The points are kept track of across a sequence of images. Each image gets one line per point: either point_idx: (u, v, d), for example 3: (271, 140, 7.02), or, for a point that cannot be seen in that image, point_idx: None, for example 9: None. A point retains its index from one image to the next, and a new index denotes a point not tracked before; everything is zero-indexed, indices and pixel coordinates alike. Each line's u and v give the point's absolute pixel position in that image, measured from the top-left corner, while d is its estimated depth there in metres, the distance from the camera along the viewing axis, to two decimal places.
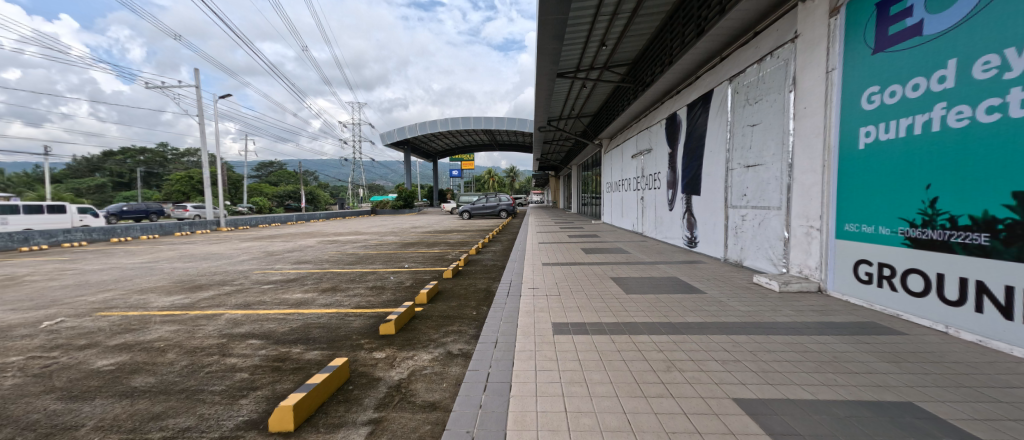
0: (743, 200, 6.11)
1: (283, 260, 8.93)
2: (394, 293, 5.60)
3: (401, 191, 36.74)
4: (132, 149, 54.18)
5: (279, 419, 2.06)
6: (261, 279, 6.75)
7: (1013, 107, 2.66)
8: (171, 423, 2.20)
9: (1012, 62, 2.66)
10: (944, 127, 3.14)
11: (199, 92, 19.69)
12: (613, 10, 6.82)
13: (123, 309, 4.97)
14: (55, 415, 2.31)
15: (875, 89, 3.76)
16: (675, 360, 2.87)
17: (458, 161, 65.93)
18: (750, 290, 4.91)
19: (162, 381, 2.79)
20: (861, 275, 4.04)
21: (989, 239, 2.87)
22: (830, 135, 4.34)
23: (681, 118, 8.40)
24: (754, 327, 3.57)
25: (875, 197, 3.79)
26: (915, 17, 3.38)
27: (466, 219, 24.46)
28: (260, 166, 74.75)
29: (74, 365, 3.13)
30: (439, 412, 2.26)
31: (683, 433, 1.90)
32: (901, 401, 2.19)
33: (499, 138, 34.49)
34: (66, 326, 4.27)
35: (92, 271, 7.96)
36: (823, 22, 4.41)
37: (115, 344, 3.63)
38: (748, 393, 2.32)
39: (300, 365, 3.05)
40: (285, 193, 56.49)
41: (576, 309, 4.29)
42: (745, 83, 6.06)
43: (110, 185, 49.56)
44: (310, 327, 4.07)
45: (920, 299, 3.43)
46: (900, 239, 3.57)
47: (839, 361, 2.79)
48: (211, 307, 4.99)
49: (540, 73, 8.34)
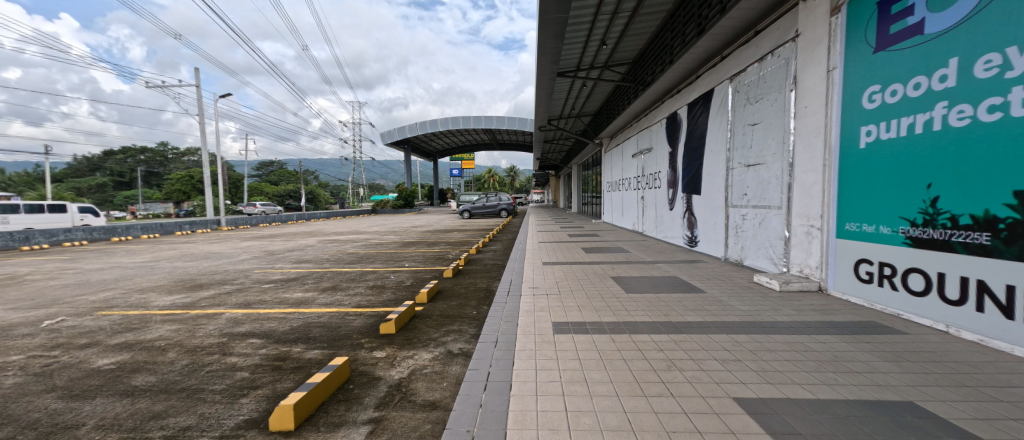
0: (743, 199, 6.11)
1: (283, 260, 8.92)
2: (394, 292, 5.60)
3: (401, 191, 36.77)
4: (132, 149, 54.11)
5: (280, 418, 2.06)
6: (262, 278, 6.74)
7: (1014, 107, 2.66)
8: (172, 422, 2.20)
9: (1014, 62, 2.65)
10: (945, 126, 3.13)
11: (199, 92, 19.67)
12: (613, 9, 6.81)
13: (123, 308, 4.97)
14: (55, 414, 2.31)
15: (875, 89, 3.76)
16: (675, 359, 2.86)
17: (458, 161, 66.30)
18: (751, 289, 4.92)
19: (163, 380, 2.79)
20: (861, 275, 4.04)
21: (989, 238, 2.87)
22: (830, 135, 4.34)
23: (682, 117, 8.39)
24: (755, 326, 3.56)
25: (875, 196, 3.78)
26: (916, 16, 3.38)
27: (467, 219, 24.53)
28: (261, 165, 74.71)
29: (74, 364, 3.13)
30: (439, 411, 2.27)
31: (683, 433, 1.89)
32: (901, 400, 2.19)
33: (499, 138, 34.79)
34: (67, 325, 4.27)
35: (92, 271, 7.94)
36: (823, 21, 4.41)
37: (116, 343, 3.63)
38: (749, 393, 2.31)
39: (301, 364, 3.05)
40: (285, 192, 56.74)
41: (576, 309, 4.29)
42: (745, 82, 6.05)
43: (110, 185, 49.53)
44: (310, 326, 4.06)
45: (920, 298, 3.43)
46: (900, 239, 3.57)
47: (840, 360, 2.79)
48: (211, 306, 4.98)
49: (541, 72, 8.32)
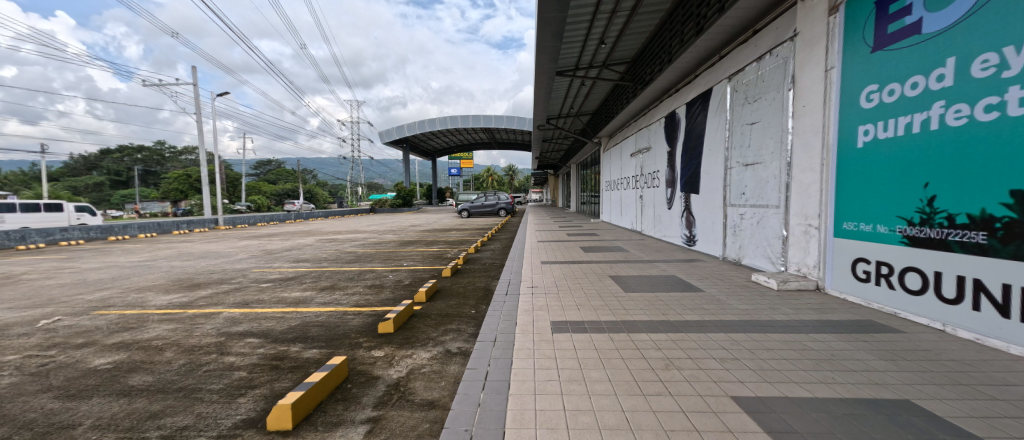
0: (742, 198, 6.11)
1: (281, 259, 8.89)
2: (393, 291, 5.59)
3: (401, 190, 36.76)
4: (129, 147, 53.87)
5: (278, 418, 2.06)
6: (260, 278, 6.72)
7: (1012, 106, 2.67)
8: (170, 422, 2.19)
9: (1012, 61, 2.66)
10: (943, 126, 3.14)
11: (196, 89, 19.49)
12: (613, 8, 6.80)
13: (121, 307, 4.95)
14: (51, 414, 2.30)
15: (874, 88, 3.75)
16: (673, 358, 2.87)
17: (459, 160, 66.50)
18: (749, 288, 4.93)
19: (160, 379, 2.78)
20: (859, 274, 4.04)
21: (986, 237, 2.88)
22: (829, 134, 4.34)
23: (681, 116, 8.39)
24: (753, 325, 3.57)
25: (874, 195, 3.78)
26: (914, 15, 3.38)
27: (467, 218, 24.62)
28: (259, 164, 74.42)
29: (70, 364, 3.11)
30: (437, 411, 2.26)
31: (681, 432, 1.90)
32: (898, 398, 2.20)
33: (499, 138, 35.01)
34: (63, 324, 4.25)
35: (89, 270, 7.90)
36: (823, 20, 4.40)
37: (112, 343, 3.61)
38: (747, 391, 2.32)
39: (299, 364, 3.05)
40: (285, 191, 56.79)
41: (575, 308, 4.29)
42: (744, 81, 6.04)
43: (106, 184, 49.25)
44: (309, 325, 4.06)
45: (918, 297, 3.44)
46: (898, 238, 3.58)
47: (837, 359, 2.80)
48: (209, 305, 4.97)
49: (540, 71, 8.30)
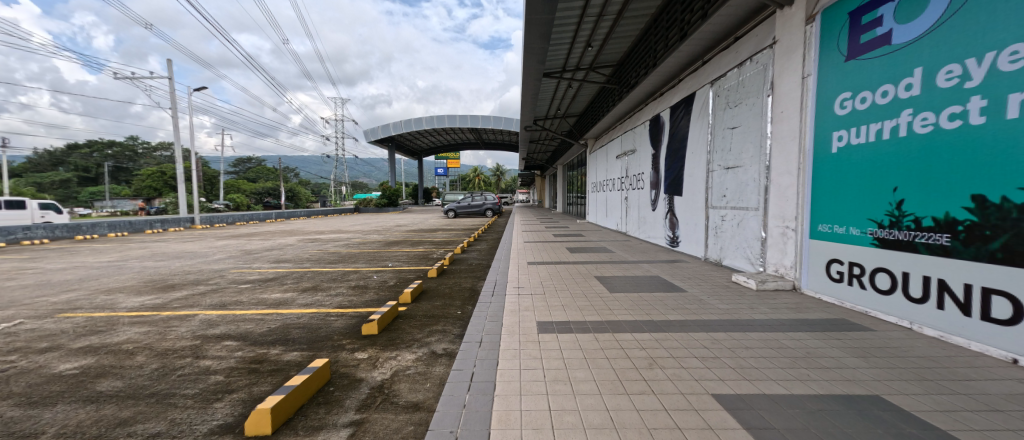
0: (723, 200, 6.25)
1: (261, 259, 8.66)
2: (377, 292, 5.50)
3: (386, 190, 36.18)
4: (98, 142, 51.61)
5: (256, 423, 2.00)
6: (238, 278, 6.53)
7: (974, 114, 2.82)
8: (140, 429, 2.11)
9: (974, 72, 2.82)
10: (910, 132, 3.28)
11: (172, 85, 18.76)
12: (599, 11, 6.86)
13: (88, 310, 4.73)
14: (11, 422, 2.19)
15: (847, 95, 3.91)
16: (656, 357, 2.93)
17: (445, 160, 66.50)
18: (729, 288, 5.05)
19: (131, 385, 2.68)
20: (833, 274, 4.20)
21: (950, 239, 3.02)
22: (805, 139, 4.49)
23: (665, 119, 8.54)
24: (733, 324, 3.66)
25: (846, 199, 3.94)
26: (885, 27, 3.53)
27: (453, 218, 24.46)
28: (236, 162, 72.19)
29: (32, 370, 2.95)
30: (422, 413, 2.24)
31: (664, 429, 1.93)
32: (869, 394, 2.29)
33: (487, 138, 35.19)
34: (26, 328, 4.03)
35: (54, 271, 7.51)
36: (800, 28, 4.55)
37: (79, 347, 3.45)
38: (727, 389, 2.38)
39: (279, 367, 2.97)
40: (265, 189, 55.38)
41: (561, 308, 4.31)
42: (725, 86, 6.19)
43: (72, 180, 46.88)
44: (289, 327, 3.96)
45: (887, 296, 3.59)
46: (869, 240, 3.73)
47: (812, 356, 2.89)
48: (184, 307, 4.80)
49: (527, 73, 8.33)
